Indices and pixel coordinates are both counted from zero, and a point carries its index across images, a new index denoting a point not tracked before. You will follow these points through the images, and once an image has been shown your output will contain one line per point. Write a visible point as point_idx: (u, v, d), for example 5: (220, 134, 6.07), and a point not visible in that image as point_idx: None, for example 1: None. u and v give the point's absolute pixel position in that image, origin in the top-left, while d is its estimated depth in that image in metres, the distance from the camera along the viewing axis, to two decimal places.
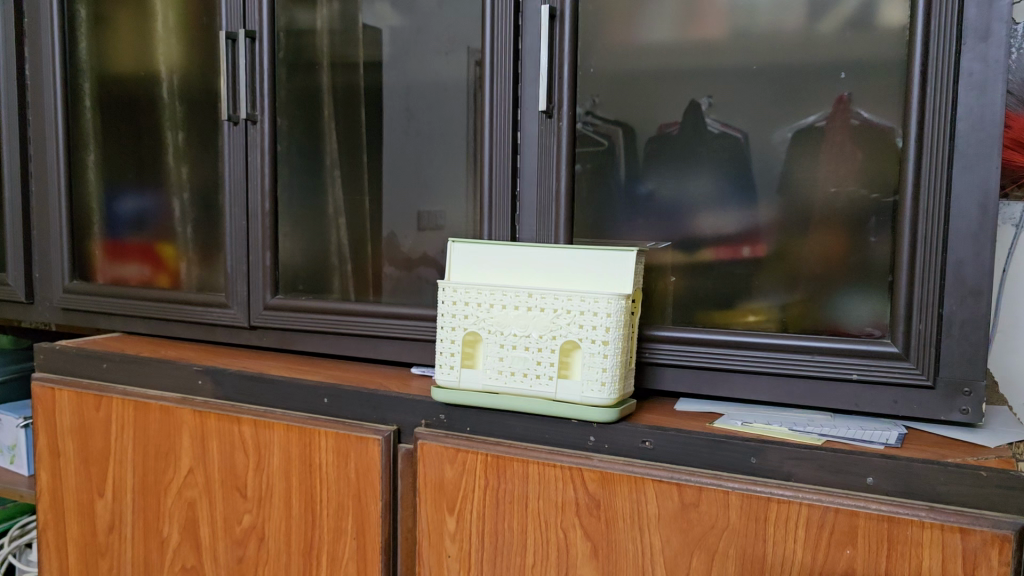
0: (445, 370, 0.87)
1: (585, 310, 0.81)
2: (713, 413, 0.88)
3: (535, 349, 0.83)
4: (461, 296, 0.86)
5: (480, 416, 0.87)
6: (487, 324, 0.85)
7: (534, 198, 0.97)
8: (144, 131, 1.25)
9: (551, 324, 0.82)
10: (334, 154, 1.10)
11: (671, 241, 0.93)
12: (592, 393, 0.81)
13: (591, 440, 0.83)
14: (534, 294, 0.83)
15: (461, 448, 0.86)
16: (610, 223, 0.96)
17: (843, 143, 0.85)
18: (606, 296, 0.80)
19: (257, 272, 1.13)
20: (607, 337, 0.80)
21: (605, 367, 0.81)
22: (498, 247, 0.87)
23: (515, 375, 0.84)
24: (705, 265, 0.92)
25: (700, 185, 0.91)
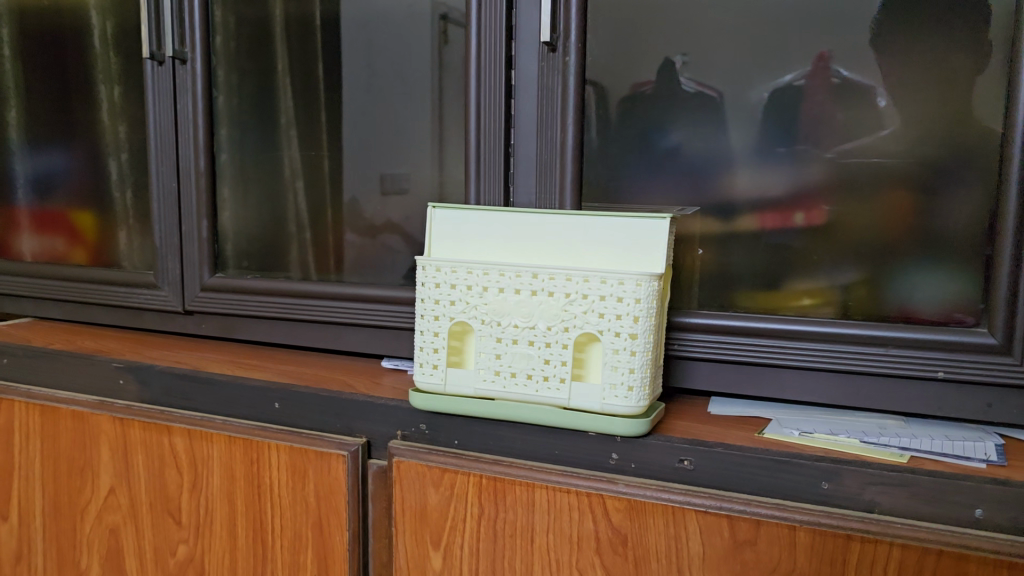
0: (427, 369, 0.69)
1: (607, 295, 0.63)
2: (759, 419, 0.71)
3: (542, 345, 0.66)
4: (445, 276, 0.68)
5: (470, 427, 0.69)
6: (478, 312, 0.67)
7: (532, 154, 0.79)
8: (56, 78, 1.04)
9: (561, 313, 0.65)
10: (289, 112, 0.91)
11: (702, 206, 0.76)
12: (616, 400, 0.64)
13: (613, 458, 0.66)
14: (540, 275, 0.65)
15: (449, 469, 0.69)
16: (624, 183, 0.78)
17: (826, 101, 0.71)
18: (634, 277, 0.62)
19: (192, 248, 0.94)
20: (635, 329, 0.63)
21: (632, 367, 0.64)
22: (493, 215, 0.69)
23: (517, 377, 0.67)
24: (746, 235, 0.74)
25: (742, 136, 0.74)
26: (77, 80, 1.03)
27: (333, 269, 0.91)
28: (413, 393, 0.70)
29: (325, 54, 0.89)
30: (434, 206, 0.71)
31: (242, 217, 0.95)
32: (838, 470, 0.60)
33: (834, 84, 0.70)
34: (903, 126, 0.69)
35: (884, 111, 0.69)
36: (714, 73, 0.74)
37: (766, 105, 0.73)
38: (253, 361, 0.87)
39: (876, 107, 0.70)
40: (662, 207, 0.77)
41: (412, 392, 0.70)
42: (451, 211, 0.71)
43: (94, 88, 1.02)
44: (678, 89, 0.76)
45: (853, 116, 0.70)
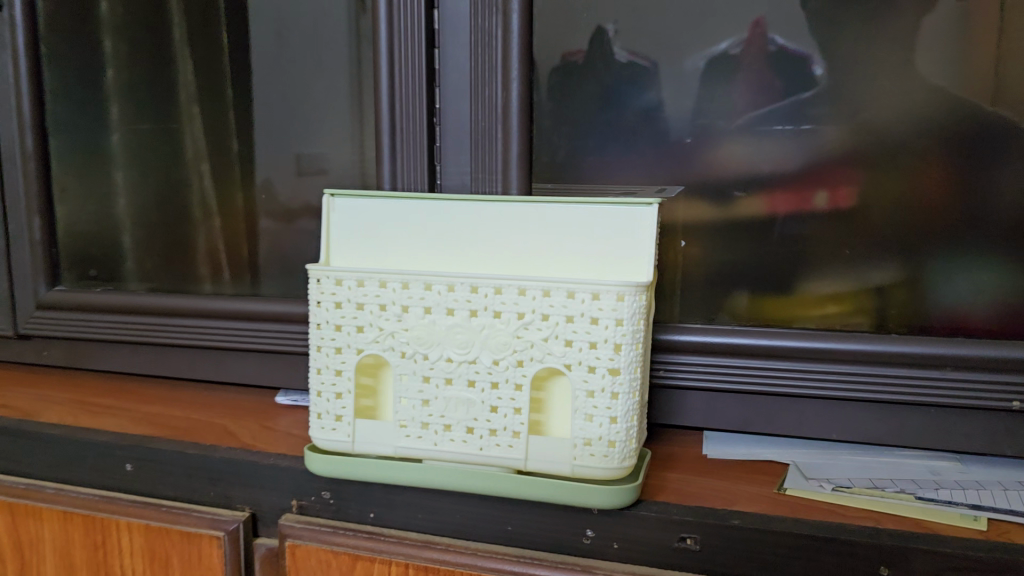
0: (327, 423, 0.50)
1: (575, 315, 0.45)
2: (773, 466, 0.55)
3: (485, 387, 0.47)
4: (348, 294, 0.49)
5: (390, 496, 0.51)
6: (396, 342, 0.48)
7: (465, 120, 0.59)
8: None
9: (512, 342, 0.46)
10: (189, 86, 0.70)
11: (689, 185, 0.57)
12: (591, 461, 0.46)
13: (588, 537, 0.48)
14: (481, 289, 0.46)
15: (362, 556, 0.50)
16: (584, 155, 0.59)
17: (758, 74, 0.55)
18: (613, 288, 0.44)
19: (98, 246, 0.74)
20: (616, 363, 0.45)
21: (613, 416, 0.46)
22: (414, 205, 0.51)
23: (453, 431, 0.48)
24: (749, 221, 0.57)
25: (744, 92, 0.56)
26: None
27: (248, 279, 0.70)
28: (309, 456, 0.51)
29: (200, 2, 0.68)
30: (332, 194, 0.51)
31: (140, 205, 0.73)
32: (904, 551, 0.44)
33: (767, 53, 0.55)
34: (960, 75, 0.52)
35: (816, 78, 0.54)
36: (706, 6, 0.56)
37: (699, 77, 0.56)
38: (105, 402, 0.66)
39: (813, 78, 0.54)
40: (636, 188, 0.58)
41: (309, 452, 0.51)
42: (356, 200, 0.51)
43: None
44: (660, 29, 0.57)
45: (792, 97, 0.55)
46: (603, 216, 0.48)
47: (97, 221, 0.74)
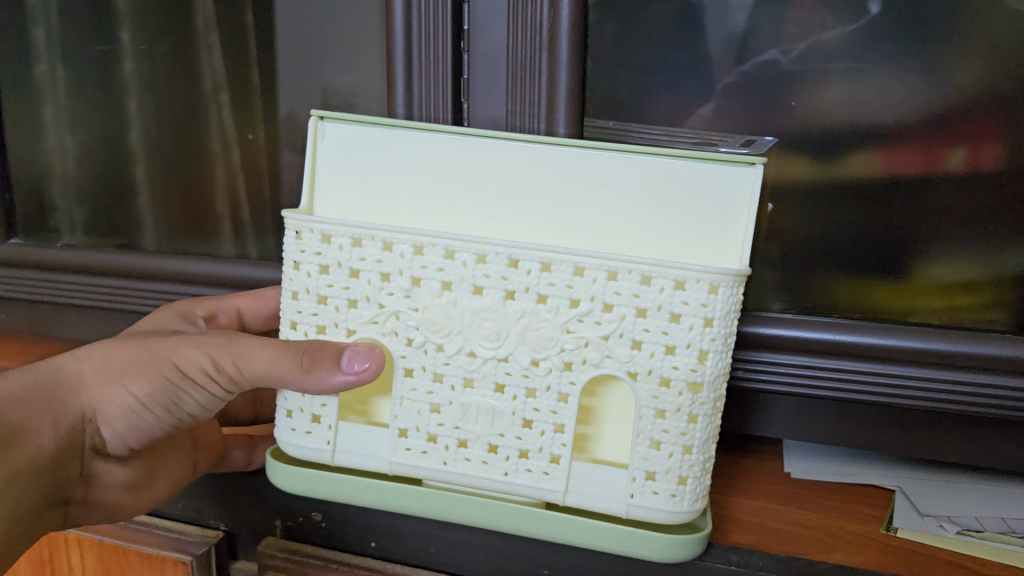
0: (298, 424, 0.38)
1: (648, 308, 0.34)
2: (871, 494, 0.44)
3: (518, 394, 0.36)
4: (338, 255, 0.36)
5: (397, 524, 0.41)
6: (401, 326, 0.36)
7: (501, 49, 0.47)
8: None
9: (558, 339, 0.35)
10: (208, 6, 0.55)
11: (784, 138, 0.45)
12: (654, 502, 0.35)
13: None
14: (521, 263, 0.35)
15: None
16: (651, 94, 0.47)
17: (808, 6, 0.43)
18: (700, 275, 0.33)
19: (109, 191, 0.61)
20: (698, 376, 0.34)
21: (687, 443, 0.35)
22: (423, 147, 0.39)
23: (469, 447, 0.37)
24: (860, 182, 0.45)
25: (815, 17, 0.43)
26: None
27: (269, 233, 0.58)
28: (279, 467, 0.40)
29: None
30: (320, 117, 0.39)
31: (152, 134, 0.59)
32: None
33: None
34: None
35: (872, 18, 0.43)
36: None
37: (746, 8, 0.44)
38: None
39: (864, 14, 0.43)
40: (714, 137, 0.46)
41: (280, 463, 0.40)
42: (353, 128, 0.40)
43: None
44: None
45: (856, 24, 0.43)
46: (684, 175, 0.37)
47: (101, 154, 0.61)
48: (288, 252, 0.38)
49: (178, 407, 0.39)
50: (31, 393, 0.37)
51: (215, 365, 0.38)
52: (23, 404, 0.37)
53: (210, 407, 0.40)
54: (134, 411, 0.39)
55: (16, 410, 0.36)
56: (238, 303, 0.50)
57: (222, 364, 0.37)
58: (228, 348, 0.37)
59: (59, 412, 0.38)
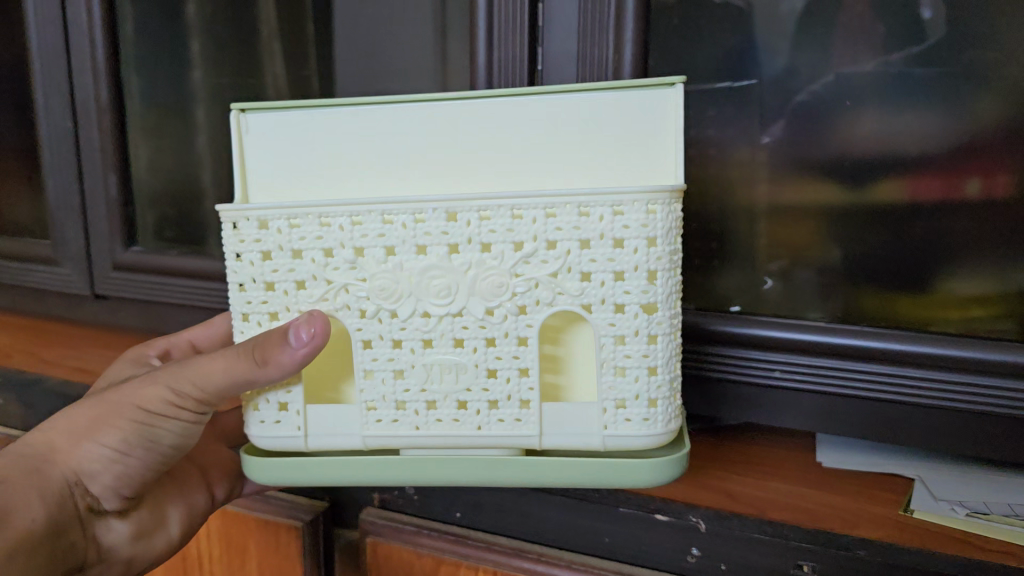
0: (267, 416, 0.40)
1: (592, 237, 0.36)
2: (893, 481, 0.50)
3: (477, 345, 0.38)
4: (277, 239, 0.38)
5: (479, 497, 0.48)
6: (350, 299, 0.38)
7: (569, 86, 0.53)
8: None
9: (509, 283, 0.36)
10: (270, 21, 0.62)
11: (821, 168, 0.52)
12: (630, 429, 0.38)
13: (692, 556, 0.45)
14: (460, 215, 0.36)
15: (445, 560, 0.47)
16: (706, 122, 0.54)
17: (859, 18, 0.50)
18: (638, 196, 0.35)
19: (183, 200, 0.70)
20: (650, 296, 0.36)
21: (651, 365, 0.37)
22: (342, 111, 0.40)
23: (439, 408, 0.39)
24: (886, 207, 0.51)
25: (865, 34, 0.50)
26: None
27: None
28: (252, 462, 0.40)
29: None
30: (240, 108, 0.40)
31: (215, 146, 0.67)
32: None
33: None
34: None
35: (925, 24, 0.48)
36: None
37: (796, 18, 0.51)
38: None
39: (921, 34, 0.48)
40: (765, 160, 0.53)
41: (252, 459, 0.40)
42: (274, 114, 0.40)
43: None
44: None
45: (903, 51, 0.49)
46: (615, 107, 0.39)
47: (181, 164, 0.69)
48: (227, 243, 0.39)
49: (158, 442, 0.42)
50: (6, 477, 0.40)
51: (176, 395, 0.40)
52: (10, 484, 0.40)
53: (188, 434, 0.43)
54: (114, 461, 0.42)
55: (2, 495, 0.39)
56: (190, 337, 0.56)
57: (182, 393, 0.40)
58: (182, 377, 0.40)
59: (42, 488, 0.40)
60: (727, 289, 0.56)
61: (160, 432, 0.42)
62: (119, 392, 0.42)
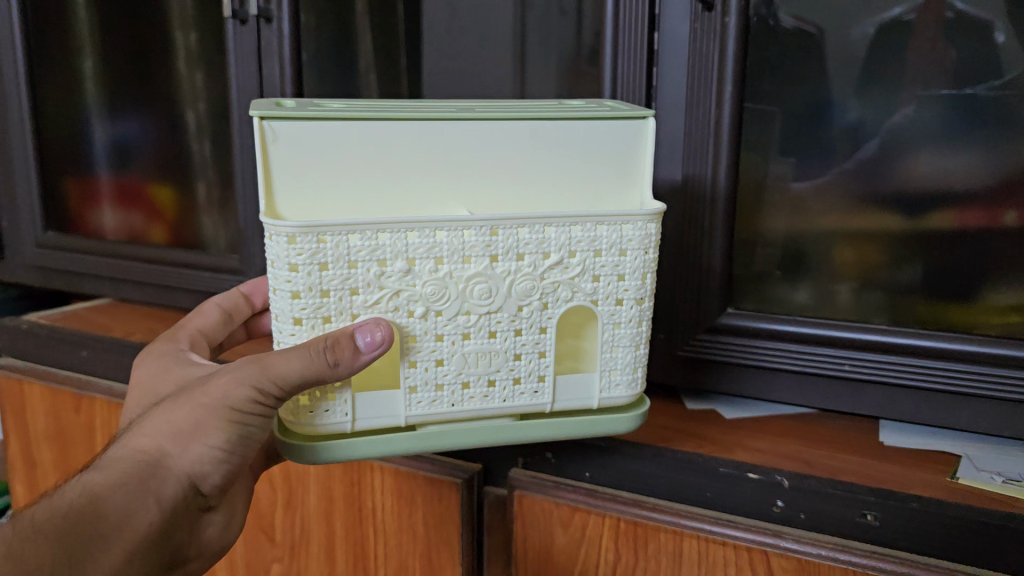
0: (321, 407, 0.48)
1: (604, 247, 0.48)
2: (945, 456, 0.61)
3: (508, 335, 0.49)
4: (335, 252, 0.45)
5: (608, 460, 0.61)
6: (402, 302, 0.47)
7: (679, 132, 0.68)
8: (111, 25, 0.99)
9: (539, 284, 0.48)
10: (368, 55, 0.85)
11: (883, 202, 0.64)
12: (618, 392, 0.52)
13: (778, 506, 0.56)
14: (500, 231, 0.47)
15: (580, 507, 0.60)
16: (783, 163, 0.67)
17: (931, 41, 0.60)
18: (643, 217, 0.48)
19: None
20: (643, 292, 0.50)
21: (638, 344, 0.51)
22: (356, 124, 0.46)
23: (472, 387, 0.49)
24: (938, 232, 0.62)
25: (936, 60, 0.60)
26: (139, 36, 0.97)
27: None
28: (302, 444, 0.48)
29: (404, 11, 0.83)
30: (262, 115, 0.44)
31: None
32: None
33: (946, 19, 0.59)
34: None
35: (1000, 46, 0.58)
36: None
37: (867, 42, 0.62)
38: None
39: (1000, 69, 0.58)
40: (833, 194, 0.65)
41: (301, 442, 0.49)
42: (296, 124, 0.45)
43: (171, 37, 0.95)
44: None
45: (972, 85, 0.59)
46: (593, 131, 0.50)
47: None
48: (277, 253, 0.45)
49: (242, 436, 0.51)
50: (130, 481, 0.47)
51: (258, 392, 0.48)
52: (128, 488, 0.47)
53: (265, 425, 0.51)
54: (218, 457, 0.50)
55: (122, 501, 0.46)
56: (196, 326, 0.63)
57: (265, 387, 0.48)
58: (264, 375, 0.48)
59: (160, 491, 0.48)
60: (803, 299, 0.68)
61: (246, 426, 0.50)
62: (204, 391, 0.49)
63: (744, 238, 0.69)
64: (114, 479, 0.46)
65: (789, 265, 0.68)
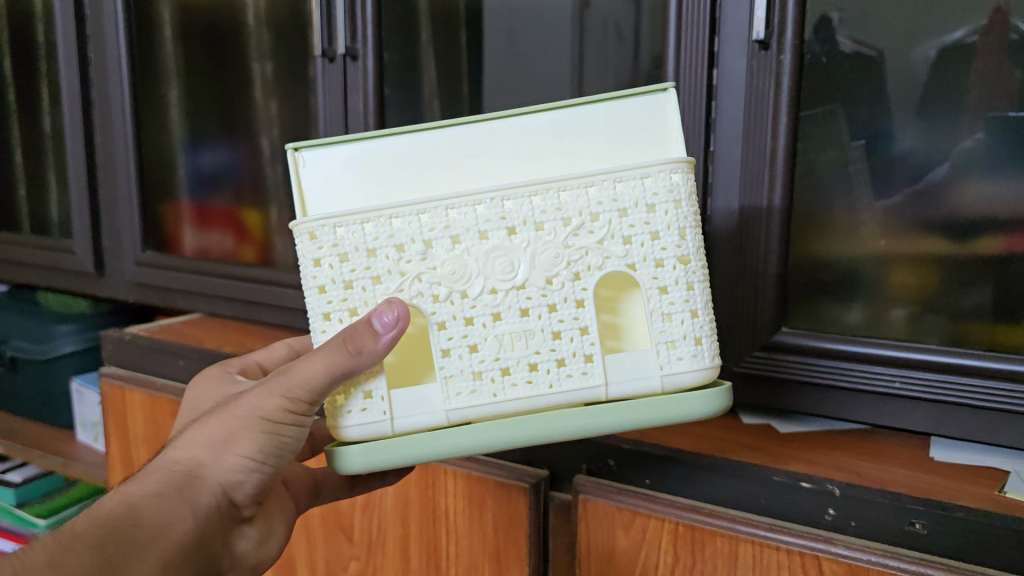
0: (355, 406, 0.47)
1: (628, 207, 0.46)
2: (993, 471, 0.64)
3: (542, 312, 0.46)
4: (353, 241, 0.46)
5: (669, 468, 0.65)
6: (424, 286, 0.46)
7: (736, 163, 0.73)
8: (210, 59, 1.08)
9: (564, 252, 0.46)
10: (431, 82, 0.91)
11: (931, 225, 0.67)
12: (681, 366, 0.47)
13: (829, 514, 0.59)
14: (508, 201, 0.46)
15: (641, 511, 0.64)
16: (836, 191, 0.71)
17: (994, 62, 0.63)
18: (662, 167, 0.45)
19: None
20: (683, 250, 0.46)
21: (693, 309, 0.46)
22: (379, 143, 0.47)
23: (512, 372, 0.46)
24: (986, 256, 0.65)
25: (994, 85, 0.63)
26: (234, 72, 1.06)
27: None
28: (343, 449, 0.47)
29: (469, 40, 0.88)
30: (296, 147, 0.47)
31: None
32: None
33: (1010, 40, 0.62)
34: None
35: None
36: (926, 7, 0.65)
37: (929, 64, 0.66)
38: None
39: None
40: (886, 219, 0.69)
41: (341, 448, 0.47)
42: (328, 150, 0.47)
43: (252, 68, 1.04)
44: (896, 27, 0.67)
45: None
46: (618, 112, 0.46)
47: None
48: (303, 253, 0.47)
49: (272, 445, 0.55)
50: (163, 492, 0.51)
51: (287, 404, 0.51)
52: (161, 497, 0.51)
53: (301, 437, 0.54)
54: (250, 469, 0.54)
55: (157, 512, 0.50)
56: (260, 358, 0.67)
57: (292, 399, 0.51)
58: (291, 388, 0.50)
59: (194, 501, 0.52)
60: (856, 319, 0.72)
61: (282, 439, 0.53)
62: (238, 406, 0.53)
63: (799, 260, 0.73)
64: (150, 490, 0.51)
65: (842, 287, 0.72)
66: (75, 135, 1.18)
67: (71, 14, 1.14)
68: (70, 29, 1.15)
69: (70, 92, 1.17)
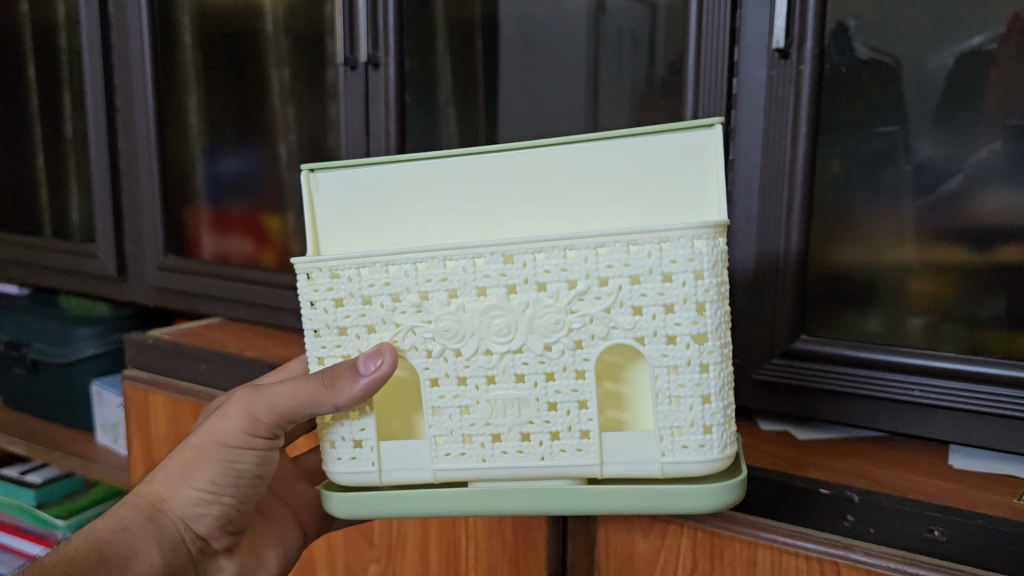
0: (343, 452, 0.49)
1: (641, 274, 0.42)
2: (1013, 480, 0.64)
3: (538, 379, 0.45)
4: (348, 286, 0.46)
5: None
6: (418, 339, 0.46)
7: (755, 169, 0.73)
8: (233, 65, 1.10)
9: (566, 318, 0.44)
10: (447, 88, 0.93)
11: (948, 232, 0.68)
12: (686, 455, 0.44)
13: (848, 521, 0.59)
14: (510, 258, 0.44)
15: (660, 517, 0.64)
16: (854, 201, 0.72)
17: (1011, 68, 0.63)
18: (685, 232, 0.41)
19: None
20: (700, 327, 0.43)
21: (705, 394, 0.43)
22: (391, 167, 0.49)
23: (504, 440, 0.46)
24: (1008, 266, 0.65)
25: (1012, 92, 0.64)
26: (254, 78, 1.07)
27: None
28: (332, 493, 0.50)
29: (484, 45, 0.89)
30: (309, 169, 0.50)
31: None
32: None
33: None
34: None
35: None
36: (939, 15, 0.66)
37: (945, 72, 0.66)
38: None
39: None
40: (906, 229, 0.70)
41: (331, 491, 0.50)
42: (339, 174, 0.50)
43: (270, 74, 1.05)
44: (914, 34, 0.67)
45: None
46: (651, 148, 0.46)
47: None
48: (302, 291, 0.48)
49: (235, 470, 0.59)
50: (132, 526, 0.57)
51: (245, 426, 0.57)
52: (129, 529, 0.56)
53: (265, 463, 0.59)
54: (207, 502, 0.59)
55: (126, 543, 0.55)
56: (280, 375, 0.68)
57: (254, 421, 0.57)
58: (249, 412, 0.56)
59: (161, 532, 0.58)
60: (874, 328, 0.72)
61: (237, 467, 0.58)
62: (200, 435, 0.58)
63: (818, 270, 0.74)
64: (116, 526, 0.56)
65: (862, 295, 0.72)
66: (98, 139, 1.19)
67: (95, 19, 1.16)
68: (94, 35, 1.17)
69: (94, 97, 1.19)
